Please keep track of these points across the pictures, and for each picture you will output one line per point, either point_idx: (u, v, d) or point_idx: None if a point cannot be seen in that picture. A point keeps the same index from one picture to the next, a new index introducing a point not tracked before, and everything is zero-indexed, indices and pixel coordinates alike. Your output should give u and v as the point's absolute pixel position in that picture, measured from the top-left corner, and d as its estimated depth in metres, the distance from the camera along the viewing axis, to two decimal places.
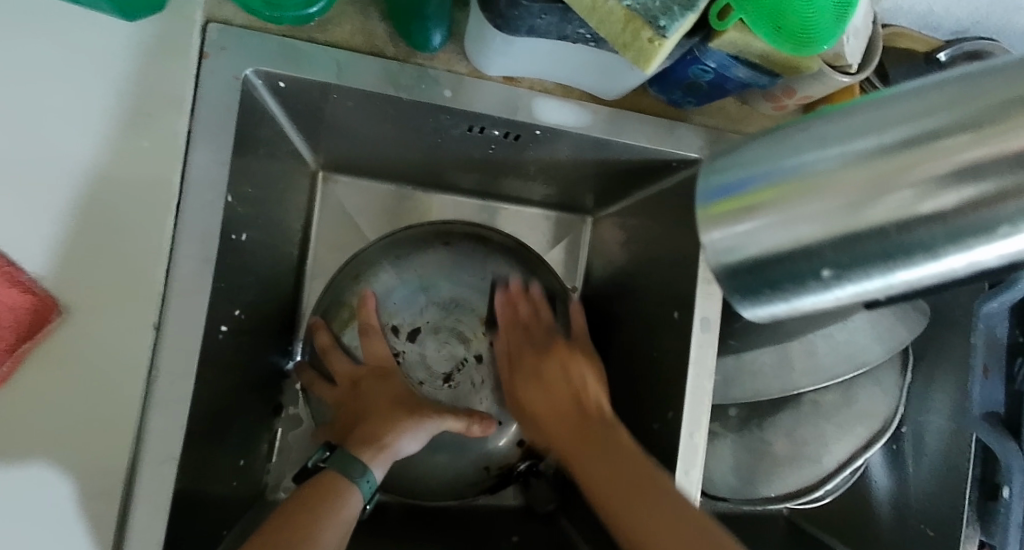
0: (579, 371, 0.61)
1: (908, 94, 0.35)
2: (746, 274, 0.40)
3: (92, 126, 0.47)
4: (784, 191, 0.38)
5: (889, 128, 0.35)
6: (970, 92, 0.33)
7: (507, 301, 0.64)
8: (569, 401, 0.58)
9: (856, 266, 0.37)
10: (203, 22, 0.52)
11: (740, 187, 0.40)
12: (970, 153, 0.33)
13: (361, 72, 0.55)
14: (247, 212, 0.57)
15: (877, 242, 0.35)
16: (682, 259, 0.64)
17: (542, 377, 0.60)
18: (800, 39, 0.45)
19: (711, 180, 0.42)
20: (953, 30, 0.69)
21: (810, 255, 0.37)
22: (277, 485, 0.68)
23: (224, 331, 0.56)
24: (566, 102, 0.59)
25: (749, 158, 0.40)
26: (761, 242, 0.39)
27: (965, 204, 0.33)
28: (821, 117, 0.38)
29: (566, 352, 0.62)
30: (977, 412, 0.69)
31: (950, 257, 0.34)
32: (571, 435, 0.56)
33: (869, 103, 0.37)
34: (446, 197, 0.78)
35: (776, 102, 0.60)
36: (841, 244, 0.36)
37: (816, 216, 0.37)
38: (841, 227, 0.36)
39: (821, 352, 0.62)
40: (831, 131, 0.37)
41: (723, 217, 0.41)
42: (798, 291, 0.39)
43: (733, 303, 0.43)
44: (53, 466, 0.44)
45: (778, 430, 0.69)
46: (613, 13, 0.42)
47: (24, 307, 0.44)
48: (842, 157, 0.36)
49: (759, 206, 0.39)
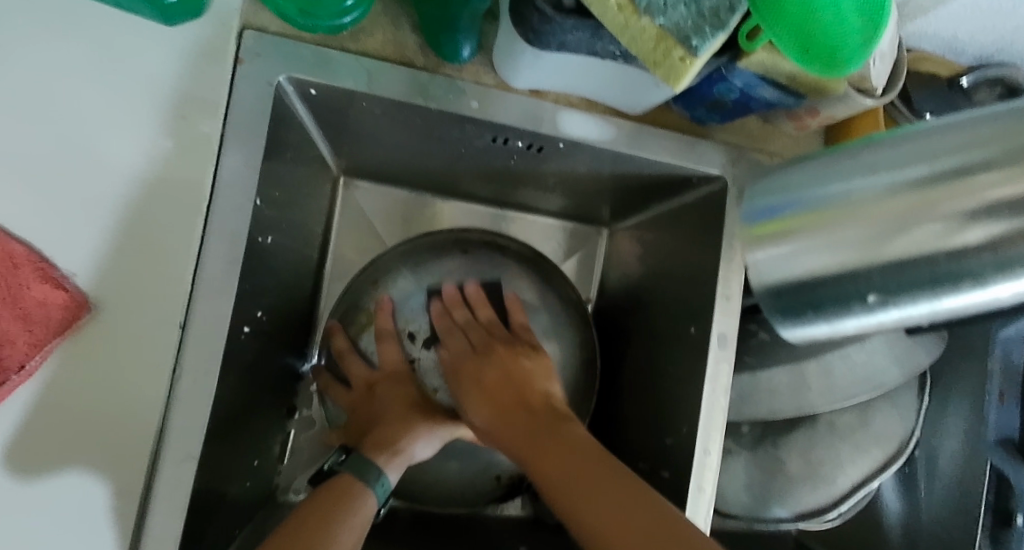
0: (531, 372, 0.57)
1: (957, 126, 0.37)
2: (788, 294, 0.43)
3: (129, 128, 0.49)
4: (828, 216, 0.41)
5: (933, 160, 0.37)
6: (1016, 125, 0.35)
7: (442, 308, 0.62)
8: (513, 392, 0.55)
9: (900, 292, 0.39)
10: (240, 29, 0.53)
11: (783, 210, 0.44)
12: (1006, 189, 0.34)
13: (390, 81, 0.55)
14: (273, 215, 0.58)
15: (924, 270, 0.37)
16: (701, 274, 0.64)
17: (487, 384, 0.56)
18: (830, 61, 0.44)
19: (759, 204, 0.46)
20: (977, 55, 0.69)
21: (854, 280, 0.40)
22: (288, 487, 0.68)
23: (247, 332, 0.56)
24: (592, 117, 0.60)
25: (795, 184, 0.44)
26: (804, 264, 0.42)
27: (1013, 233, 0.34)
28: (867, 147, 0.41)
29: (506, 355, 0.58)
30: (993, 438, 0.70)
31: (997, 286, 0.36)
32: (521, 433, 0.52)
33: (913, 134, 0.39)
34: (462, 205, 0.79)
35: (798, 121, 0.61)
36: (884, 270, 0.39)
37: (857, 241, 0.39)
38: (883, 252, 0.38)
39: (838, 371, 0.61)
40: (876, 161, 0.40)
41: (767, 238, 0.44)
42: (841, 313, 0.41)
43: (775, 321, 0.45)
44: (77, 460, 0.45)
45: (793, 451, 0.68)
46: (644, 32, 0.42)
47: (56, 303, 0.45)
48: (887, 185, 0.38)
49: (801, 229, 0.42)
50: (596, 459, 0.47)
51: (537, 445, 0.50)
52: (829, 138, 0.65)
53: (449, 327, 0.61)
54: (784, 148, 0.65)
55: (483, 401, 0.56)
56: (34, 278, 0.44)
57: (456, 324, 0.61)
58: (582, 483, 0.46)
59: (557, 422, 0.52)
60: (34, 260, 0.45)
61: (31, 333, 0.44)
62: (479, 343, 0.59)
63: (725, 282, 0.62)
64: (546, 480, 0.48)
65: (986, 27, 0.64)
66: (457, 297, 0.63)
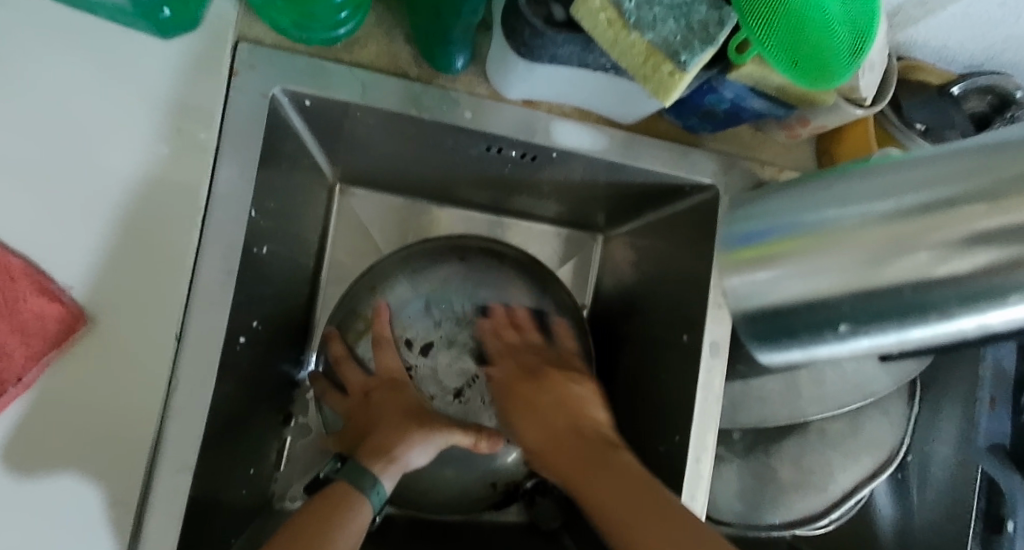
0: (583, 398, 0.59)
1: (931, 163, 0.39)
2: (763, 320, 0.44)
3: (123, 139, 0.49)
4: (805, 243, 0.43)
5: (906, 195, 0.38)
6: (986, 165, 0.36)
7: (490, 327, 0.63)
8: (572, 426, 0.56)
9: (869, 322, 0.39)
10: (235, 41, 0.54)
11: (763, 238, 0.46)
12: (986, 222, 0.35)
13: (385, 93, 0.56)
14: (269, 225, 0.58)
15: (892, 300, 0.38)
16: (695, 282, 0.64)
17: (540, 408, 0.57)
18: (818, 75, 0.45)
19: (742, 232, 0.49)
20: (967, 64, 0.70)
21: (826, 308, 0.41)
22: (284, 494, 0.68)
23: (242, 341, 0.57)
24: (583, 126, 0.60)
25: (775, 214, 0.47)
26: (780, 290, 0.43)
27: (977, 271, 0.35)
28: (844, 180, 0.43)
29: (558, 377, 0.60)
30: (983, 444, 0.71)
31: (963, 319, 0.36)
32: (564, 446, 0.55)
33: (889, 169, 0.41)
34: (458, 211, 0.79)
35: (790, 130, 0.61)
36: (854, 298, 0.40)
37: (831, 270, 0.41)
38: (857, 280, 0.39)
39: (828, 380, 0.65)
40: (852, 194, 0.42)
41: (747, 263, 0.46)
42: (815, 341, 0.42)
43: (752, 347, 0.47)
44: (71, 470, 0.45)
45: (784, 457, 0.69)
46: (634, 46, 0.43)
47: (53, 316, 0.45)
48: (862, 217, 0.40)
49: (779, 256, 0.44)
50: (609, 455, 0.52)
51: (587, 471, 0.52)
52: (820, 148, 0.66)
53: (501, 346, 0.62)
54: (776, 156, 0.66)
55: (530, 419, 0.57)
56: (31, 291, 0.45)
57: (512, 345, 0.62)
58: (603, 475, 0.51)
59: (611, 451, 0.53)
60: (31, 273, 0.45)
61: (29, 346, 0.44)
62: (524, 363, 0.61)
63: (718, 290, 0.62)
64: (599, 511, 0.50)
65: (976, 36, 0.65)
66: (507, 318, 0.64)
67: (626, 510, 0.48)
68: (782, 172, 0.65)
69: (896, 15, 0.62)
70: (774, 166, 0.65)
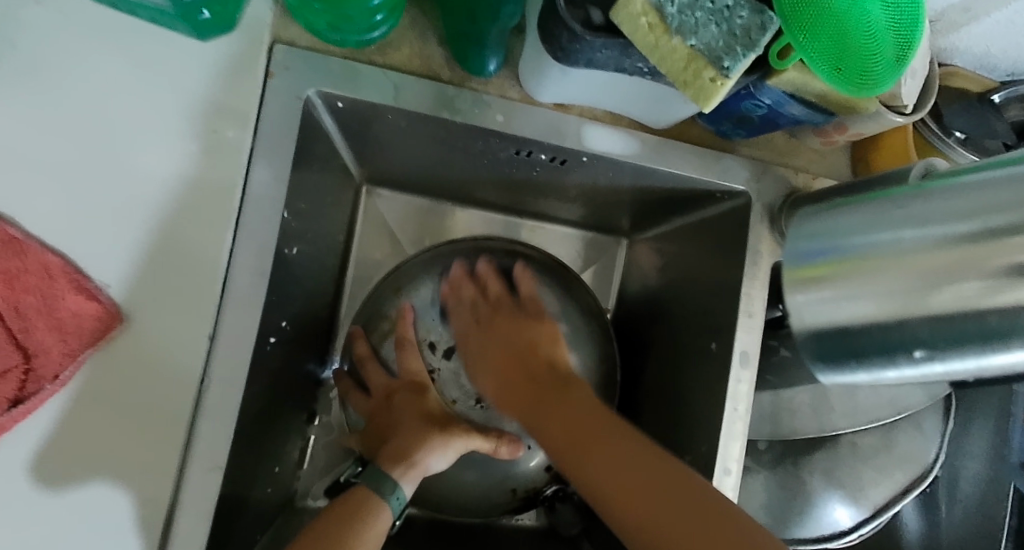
0: (537, 336, 0.59)
1: (1008, 181, 0.36)
2: (828, 341, 0.44)
3: (160, 139, 0.49)
4: (873, 264, 0.41)
5: (976, 217, 0.37)
6: None
7: (450, 290, 0.64)
8: (517, 356, 0.58)
9: (943, 349, 0.38)
10: (271, 43, 0.54)
11: (825, 255, 0.45)
12: None
13: (416, 95, 0.55)
14: (299, 226, 0.58)
15: (967, 326, 0.37)
16: (723, 289, 0.63)
17: (486, 356, 0.59)
18: (862, 80, 0.44)
19: (801, 248, 0.47)
20: (1009, 72, 0.68)
21: (900, 331, 0.40)
22: (306, 492, 0.68)
23: (272, 341, 0.57)
24: (615, 131, 0.60)
25: (838, 231, 0.45)
26: (847, 312, 0.42)
27: None
28: (913, 199, 0.41)
29: (508, 320, 0.61)
30: (1017, 460, 0.74)
31: None
32: (521, 395, 0.56)
33: (959, 188, 0.39)
34: (481, 213, 0.79)
35: (825, 137, 0.60)
36: (928, 324, 0.38)
37: (896, 293, 0.40)
38: (929, 304, 0.38)
39: (862, 394, 0.66)
40: (920, 214, 0.40)
41: (807, 282, 0.45)
42: (885, 364, 0.41)
43: (816, 367, 0.46)
44: (104, 469, 0.45)
45: (815, 470, 0.67)
46: (675, 51, 0.42)
47: (90, 314, 0.46)
48: (932, 238, 0.39)
49: (842, 276, 0.43)
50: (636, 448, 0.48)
51: (540, 402, 0.54)
52: (855, 154, 0.65)
53: (459, 303, 0.63)
54: (811, 163, 0.64)
55: (485, 370, 0.59)
56: (69, 289, 0.45)
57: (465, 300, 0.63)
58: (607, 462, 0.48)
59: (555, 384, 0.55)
60: (67, 271, 0.46)
61: (65, 343, 0.45)
62: (479, 314, 0.62)
63: (749, 299, 0.61)
64: (553, 440, 0.52)
65: (1021, 44, 0.63)
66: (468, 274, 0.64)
67: (607, 470, 0.48)
68: (816, 179, 0.64)
69: (938, 21, 0.61)
70: (808, 173, 0.64)
